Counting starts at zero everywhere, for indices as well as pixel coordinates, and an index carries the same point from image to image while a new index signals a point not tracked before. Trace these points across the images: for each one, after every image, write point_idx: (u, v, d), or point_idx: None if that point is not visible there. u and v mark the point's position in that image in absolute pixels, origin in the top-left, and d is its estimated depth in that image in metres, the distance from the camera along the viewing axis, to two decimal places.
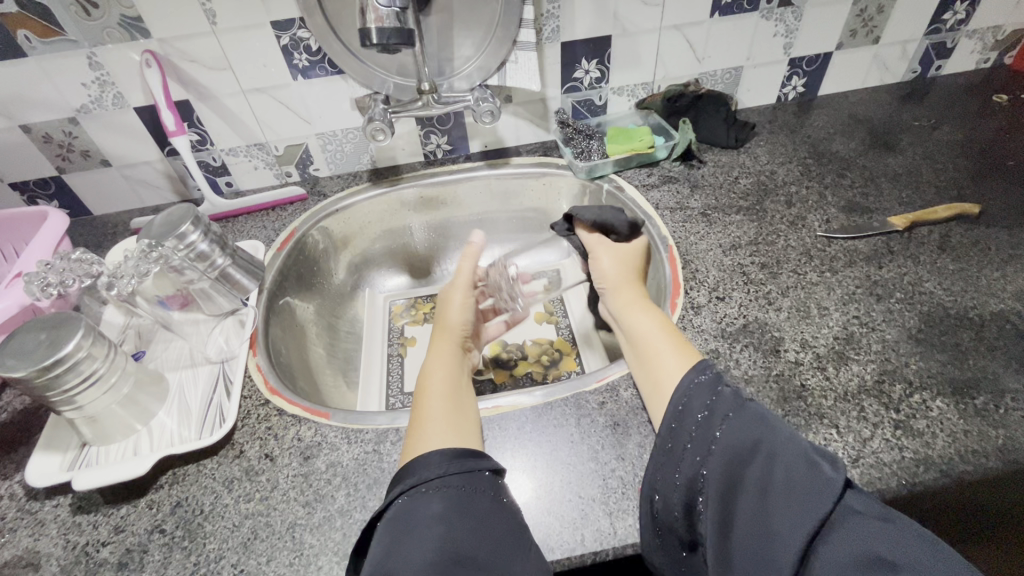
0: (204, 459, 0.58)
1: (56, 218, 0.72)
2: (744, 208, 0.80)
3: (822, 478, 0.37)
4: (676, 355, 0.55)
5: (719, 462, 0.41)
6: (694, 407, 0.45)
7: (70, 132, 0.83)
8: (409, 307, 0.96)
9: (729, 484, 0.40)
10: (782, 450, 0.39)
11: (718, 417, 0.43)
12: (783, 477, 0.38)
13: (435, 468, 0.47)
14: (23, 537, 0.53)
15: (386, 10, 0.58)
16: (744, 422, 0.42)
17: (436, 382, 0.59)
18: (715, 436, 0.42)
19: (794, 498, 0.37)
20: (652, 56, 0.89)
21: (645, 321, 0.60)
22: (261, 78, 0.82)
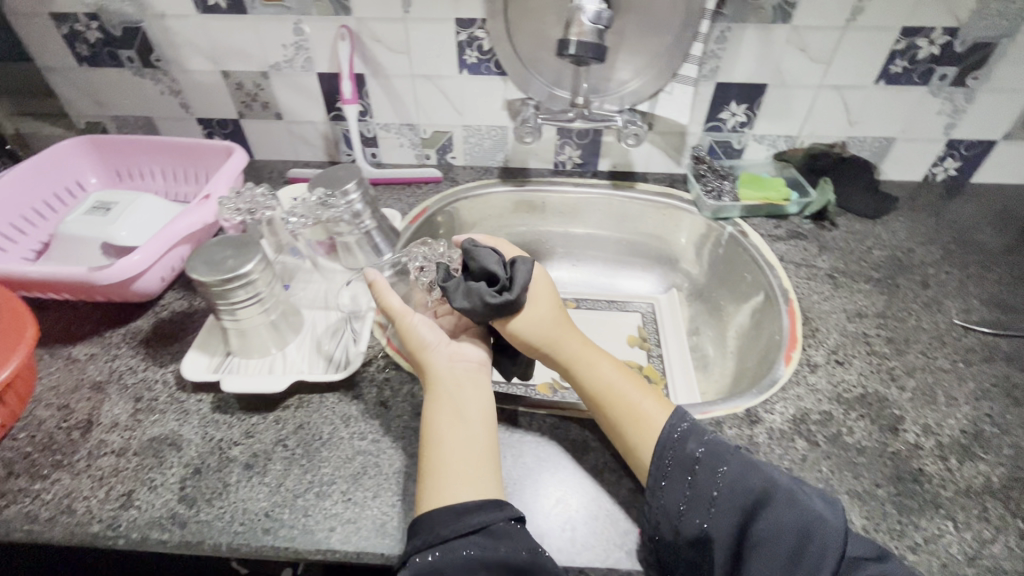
0: (327, 392, 0.63)
1: (240, 156, 0.81)
2: (874, 278, 0.78)
3: (821, 517, 0.46)
4: (651, 398, 0.57)
5: (722, 519, 0.48)
6: (688, 460, 0.51)
7: (259, 84, 0.94)
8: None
9: (738, 534, 0.47)
10: (781, 497, 0.47)
11: (712, 468, 0.50)
12: (787, 522, 0.46)
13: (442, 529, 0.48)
14: (170, 419, 0.61)
15: (590, 26, 0.63)
16: (740, 471, 0.49)
17: (444, 413, 0.56)
18: (714, 494, 0.49)
19: (799, 540, 0.45)
20: (803, 110, 0.89)
21: (602, 364, 0.60)
22: (432, 67, 0.89)
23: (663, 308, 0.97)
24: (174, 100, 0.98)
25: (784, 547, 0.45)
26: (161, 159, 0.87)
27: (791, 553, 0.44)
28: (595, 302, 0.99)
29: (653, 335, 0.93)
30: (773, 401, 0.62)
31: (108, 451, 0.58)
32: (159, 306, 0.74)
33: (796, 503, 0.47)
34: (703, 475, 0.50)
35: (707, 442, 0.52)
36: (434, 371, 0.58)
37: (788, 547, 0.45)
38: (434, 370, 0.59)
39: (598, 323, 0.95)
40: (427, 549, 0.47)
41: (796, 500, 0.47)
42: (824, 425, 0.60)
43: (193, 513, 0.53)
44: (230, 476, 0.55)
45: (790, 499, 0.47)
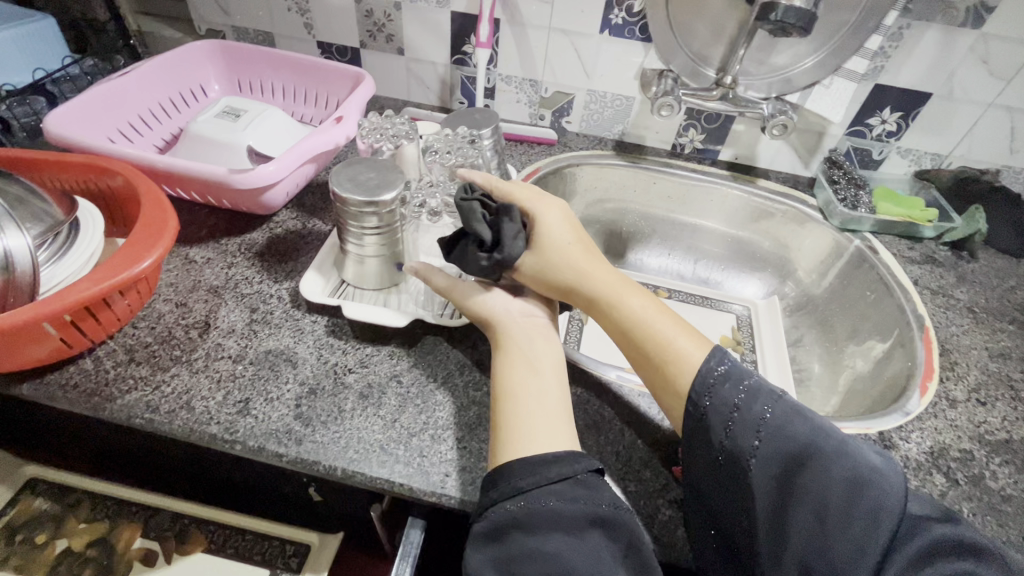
0: (441, 336, 0.61)
1: (369, 84, 0.79)
2: (1019, 320, 0.72)
3: (871, 469, 0.40)
4: (684, 337, 0.51)
5: (764, 470, 0.42)
6: (727, 400, 0.45)
7: (389, 15, 0.91)
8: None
9: (779, 487, 0.41)
10: (829, 447, 0.41)
11: (757, 413, 0.44)
12: (839, 477, 0.40)
13: (519, 481, 0.45)
14: (285, 335, 0.60)
15: None
16: (785, 418, 0.43)
17: (503, 370, 0.53)
18: (756, 443, 0.43)
19: (849, 494, 0.39)
20: (962, 128, 0.83)
21: (630, 295, 0.54)
22: (573, 22, 0.85)
23: (760, 314, 0.92)
24: (299, 20, 0.96)
25: (834, 505, 0.39)
26: (285, 76, 0.86)
27: (842, 509, 0.39)
28: (689, 295, 0.95)
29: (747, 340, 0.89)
30: (909, 430, 0.58)
31: (225, 355, 0.57)
32: (274, 223, 0.73)
33: (847, 456, 0.41)
34: (743, 418, 0.44)
35: (746, 384, 0.46)
36: (501, 325, 0.56)
37: (837, 502, 0.39)
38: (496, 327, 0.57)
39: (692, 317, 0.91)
40: (504, 503, 0.44)
41: (844, 450, 0.41)
42: (965, 464, 0.55)
43: (309, 432, 0.52)
44: (345, 402, 0.54)
45: (837, 448, 0.41)
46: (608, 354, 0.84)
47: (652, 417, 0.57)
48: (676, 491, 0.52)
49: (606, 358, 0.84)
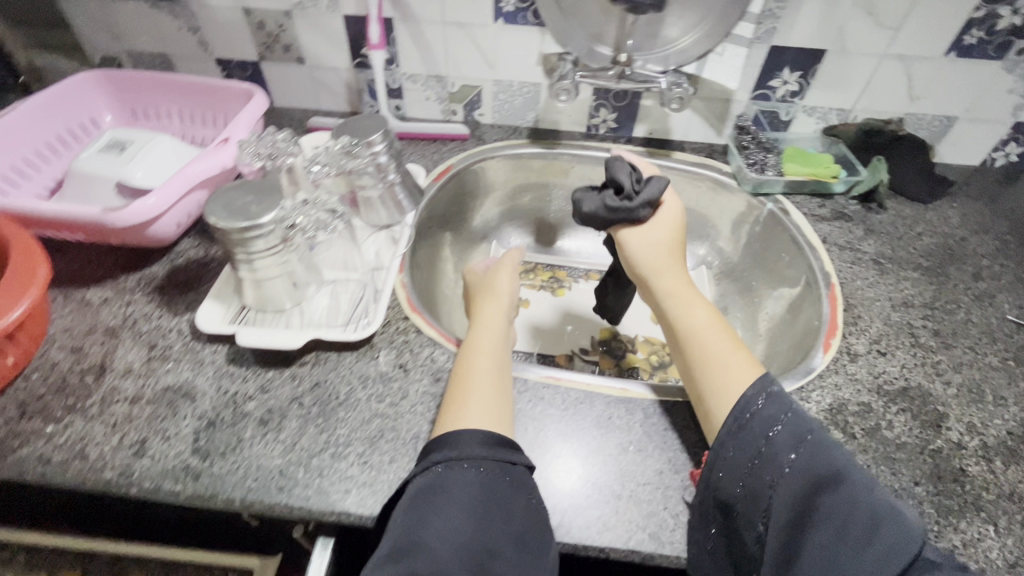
0: (343, 351, 0.61)
1: (259, 100, 0.77)
2: (923, 266, 0.74)
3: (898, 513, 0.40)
4: (741, 359, 0.54)
5: (790, 483, 0.44)
6: (770, 415, 0.48)
7: (281, 24, 0.89)
8: (525, 271, 0.96)
9: (801, 512, 0.43)
10: (857, 482, 0.42)
11: (797, 436, 0.46)
12: (864, 505, 0.41)
13: (472, 448, 0.47)
14: (184, 369, 0.59)
15: None
16: (821, 445, 0.45)
17: (479, 353, 0.57)
18: (789, 459, 0.45)
19: (867, 528, 0.39)
20: (861, 81, 0.83)
21: (698, 309, 0.59)
22: (465, 14, 0.84)
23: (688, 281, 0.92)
24: (192, 38, 0.93)
25: (851, 528, 0.40)
26: (178, 99, 0.83)
27: (858, 538, 0.39)
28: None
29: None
30: (810, 389, 0.59)
31: (121, 398, 0.56)
32: (174, 253, 0.71)
33: (873, 491, 0.41)
34: (780, 435, 0.47)
35: (791, 416, 0.48)
36: (484, 311, 0.62)
37: (856, 526, 0.40)
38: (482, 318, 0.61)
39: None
40: (459, 462, 0.47)
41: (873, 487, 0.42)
42: (862, 417, 0.57)
43: (207, 467, 0.51)
44: (245, 431, 0.54)
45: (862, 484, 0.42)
46: (539, 343, 0.86)
47: (556, 408, 0.57)
48: (577, 480, 0.52)
49: (536, 347, 0.85)
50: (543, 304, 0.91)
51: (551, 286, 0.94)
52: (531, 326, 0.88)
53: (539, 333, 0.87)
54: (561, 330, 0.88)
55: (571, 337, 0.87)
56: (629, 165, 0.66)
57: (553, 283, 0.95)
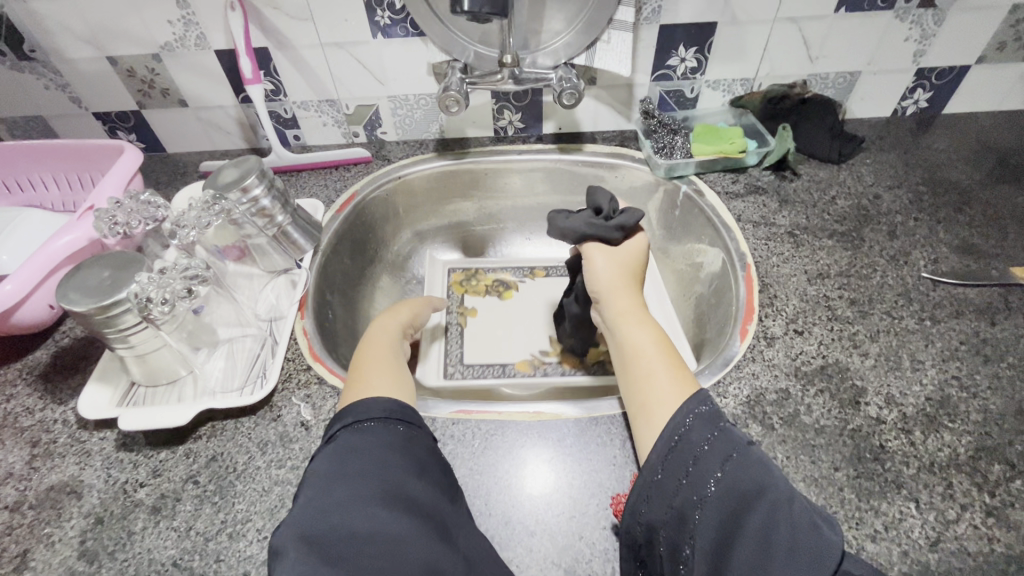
0: (241, 417, 0.58)
1: (130, 155, 0.71)
2: (837, 232, 0.72)
3: (821, 538, 0.36)
4: (676, 382, 0.51)
5: (716, 505, 0.40)
6: (696, 438, 0.44)
7: (152, 68, 0.84)
8: (469, 278, 0.92)
9: (721, 537, 0.39)
10: (783, 499, 0.38)
11: (721, 454, 0.42)
12: (788, 522, 0.37)
13: (376, 410, 0.46)
14: (70, 464, 0.55)
15: None
16: (747, 462, 0.41)
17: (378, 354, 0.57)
18: (715, 476, 0.41)
19: (784, 557, 0.35)
20: (758, 49, 0.81)
21: (640, 330, 0.56)
22: (342, 33, 0.79)
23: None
24: (62, 95, 0.87)
25: (774, 546, 0.36)
26: (49, 165, 0.78)
27: (782, 555, 0.36)
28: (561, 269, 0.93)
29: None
30: (727, 382, 0.57)
31: (1, 507, 0.52)
32: (57, 334, 0.67)
33: (797, 504, 0.38)
34: (708, 455, 0.43)
35: (720, 433, 0.44)
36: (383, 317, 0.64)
37: (779, 543, 0.36)
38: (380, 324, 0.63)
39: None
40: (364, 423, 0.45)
41: (800, 509, 0.38)
42: (780, 405, 0.55)
43: (95, 570, 0.48)
44: (135, 523, 0.51)
45: (788, 505, 0.38)
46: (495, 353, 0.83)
47: (466, 445, 0.54)
48: (489, 523, 0.49)
49: (492, 358, 0.82)
50: (492, 310, 0.88)
51: (496, 291, 0.91)
52: (484, 337, 0.85)
53: (491, 344, 0.84)
54: (517, 335, 0.85)
55: (529, 341, 0.84)
56: (608, 191, 0.64)
57: (499, 287, 0.91)
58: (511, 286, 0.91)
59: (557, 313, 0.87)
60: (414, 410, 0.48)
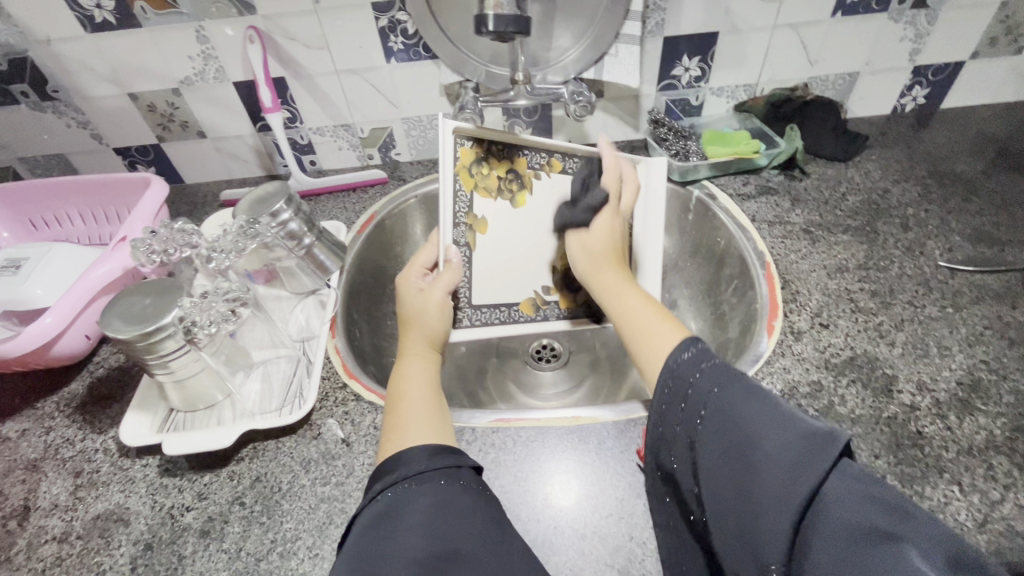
0: (282, 437, 0.58)
1: (157, 184, 0.73)
2: (851, 227, 0.74)
3: (807, 450, 0.33)
4: (668, 324, 0.53)
5: (705, 441, 0.38)
6: (684, 381, 0.42)
7: (172, 103, 0.86)
8: (477, 160, 0.71)
9: (715, 462, 0.37)
10: (765, 424, 0.35)
11: (706, 390, 0.40)
12: (774, 448, 0.34)
13: (416, 465, 0.45)
14: (115, 492, 0.55)
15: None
16: (731, 392, 0.38)
17: (416, 383, 0.57)
18: (701, 414, 0.39)
19: (764, 471, 0.34)
20: (759, 56, 0.83)
21: (631, 295, 0.58)
22: (356, 59, 0.82)
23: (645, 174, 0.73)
24: (83, 133, 0.89)
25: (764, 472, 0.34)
26: (78, 200, 0.79)
27: (771, 475, 0.33)
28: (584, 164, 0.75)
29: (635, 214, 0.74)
30: (759, 378, 0.58)
31: (49, 538, 0.53)
32: (92, 365, 0.67)
33: (781, 425, 0.35)
34: (698, 393, 0.40)
35: (708, 366, 0.42)
36: (416, 322, 0.65)
37: (764, 468, 0.34)
38: (420, 329, 0.65)
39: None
40: (402, 482, 0.44)
41: (788, 424, 0.35)
42: (814, 397, 0.56)
43: None
44: (185, 547, 0.51)
45: (776, 423, 0.35)
46: (503, 293, 0.77)
47: (507, 452, 0.55)
48: (539, 530, 0.50)
49: (498, 300, 0.77)
50: (502, 223, 0.75)
51: (509, 190, 0.74)
52: (489, 267, 0.76)
53: (497, 276, 0.76)
54: (521, 266, 0.77)
55: (531, 275, 0.77)
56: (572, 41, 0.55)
57: (513, 182, 0.74)
58: (527, 185, 0.74)
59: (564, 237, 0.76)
60: (456, 454, 0.47)
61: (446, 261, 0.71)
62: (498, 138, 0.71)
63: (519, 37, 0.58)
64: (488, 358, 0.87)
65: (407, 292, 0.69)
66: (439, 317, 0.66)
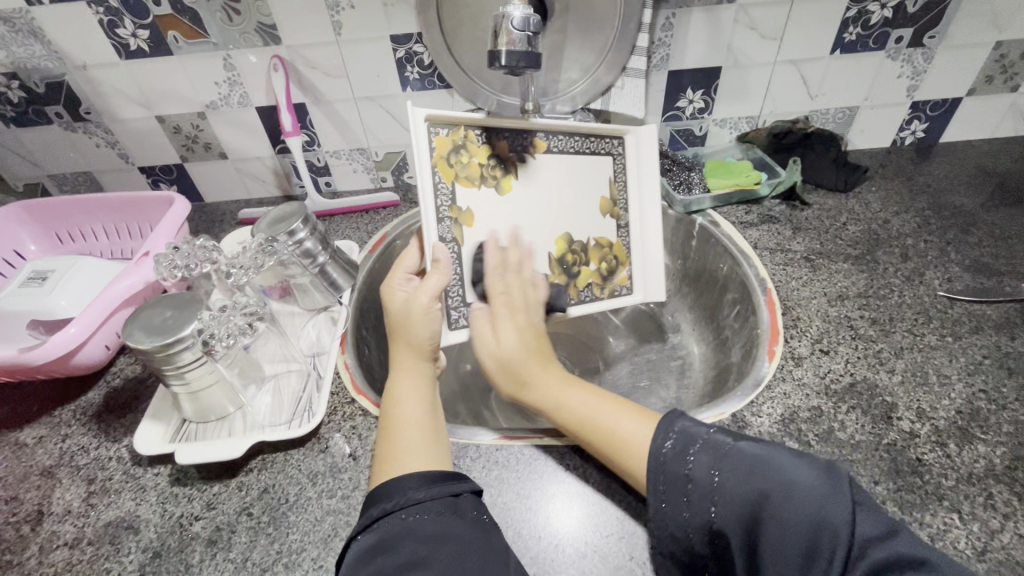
0: (291, 449, 0.60)
1: (179, 201, 0.76)
2: (852, 256, 0.75)
3: (824, 516, 0.37)
4: (631, 417, 0.52)
5: (729, 522, 0.41)
6: (679, 474, 0.44)
7: (198, 126, 0.90)
8: (455, 148, 0.63)
9: (748, 543, 0.40)
10: (777, 500, 0.39)
11: (705, 474, 0.43)
12: (798, 523, 0.37)
13: (411, 493, 0.46)
14: (126, 500, 0.57)
15: (520, 34, 0.59)
16: (733, 477, 0.42)
17: (408, 405, 0.55)
18: (713, 484, 0.42)
19: (797, 556, 0.37)
20: (761, 89, 0.86)
21: (575, 396, 0.56)
22: (374, 87, 0.86)
23: (634, 144, 0.72)
24: (111, 152, 0.94)
25: (798, 550, 0.37)
26: (103, 217, 0.83)
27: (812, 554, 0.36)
28: (570, 139, 0.69)
29: (625, 194, 0.73)
30: (760, 403, 0.59)
31: (60, 544, 0.54)
32: (109, 375, 0.70)
33: (791, 490, 0.39)
34: (698, 475, 0.43)
35: (695, 451, 0.45)
36: (399, 329, 0.59)
37: (801, 547, 0.37)
38: (408, 340, 0.59)
39: (576, 175, 0.70)
40: (399, 511, 0.44)
41: (795, 487, 0.39)
42: (815, 422, 0.57)
43: None
44: (193, 555, 0.52)
45: (791, 490, 0.39)
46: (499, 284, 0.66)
47: (512, 470, 0.56)
48: (540, 546, 0.50)
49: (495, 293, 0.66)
50: (489, 212, 0.66)
51: (494, 176, 0.66)
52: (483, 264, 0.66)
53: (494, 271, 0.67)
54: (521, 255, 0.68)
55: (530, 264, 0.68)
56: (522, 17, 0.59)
57: (496, 168, 0.66)
58: (513, 168, 0.67)
59: (556, 216, 0.70)
60: (455, 480, 0.48)
61: (433, 260, 0.60)
62: (473, 124, 0.64)
63: (531, 70, 0.62)
64: None
65: (391, 302, 0.61)
66: (434, 328, 0.60)
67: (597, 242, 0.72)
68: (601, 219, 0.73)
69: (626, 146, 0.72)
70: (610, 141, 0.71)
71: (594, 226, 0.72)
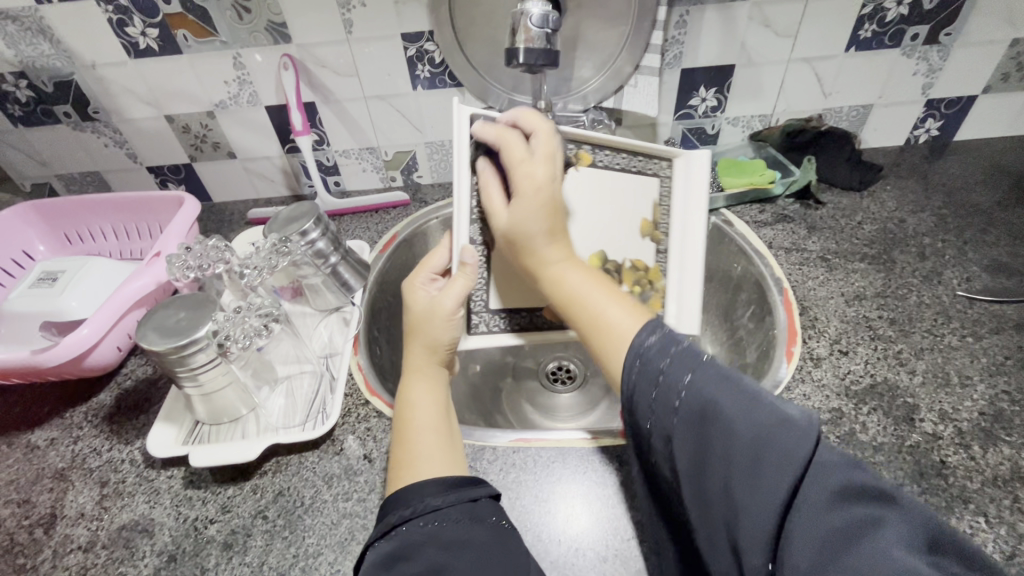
0: (305, 451, 0.59)
1: (189, 201, 0.76)
2: (868, 256, 0.75)
3: (783, 445, 0.32)
4: (620, 307, 0.50)
5: (682, 429, 0.37)
6: (652, 365, 0.41)
7: (206, 125, 0.90)
8: None
9: (696, 456, 0.36)
10: (732, 414, 0.35)
11: (677, 376, 0.39)
12: (745, 439, 0.34)
13: (429, 498, 0.45)
14: (140, 502, 0.56)
15: (538, 30, 0.59)
16: (701, 384, 0.37)
17: (423, 409, 0.54)
18: (679, 389, 0.38)
19: (738, 476, 0.33)
20: (775, 87, 0.86)
21: (574, 277, 0.55)
22: (384, 86, 0.85)
23: (685, 168, 0.66)
24: (119, 152, 0.93)
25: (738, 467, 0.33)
26: (112, 217, 0.82)
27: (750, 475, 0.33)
28: (615, 156, 0.68)
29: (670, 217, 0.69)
30: None
31: (74, 547, 0.53)
32: (120, 376, 0.69)
33: (754, 410, 0.34)
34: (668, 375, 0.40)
35: (675, 351, 0.41)
36: (418, 331, 0.59)
37: (743, 465, 0.33)
38: (425, 343, 0.58)
39: (620, 194, 0.69)
40: (416, 518, 0.44)
41: (758, 407, 0.35)
42: (836, 423, 0.56)
43: None
44: (208, 559, 0.51)
45: (751, 409, 0.35)
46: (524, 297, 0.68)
47: (529, 473, 0.56)
48: (560, 550, 0.50)
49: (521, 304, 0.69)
50: None
51: None
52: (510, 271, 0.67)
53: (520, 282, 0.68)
54: None
55: None
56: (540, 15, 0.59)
57: None
58: None
59: (592, 235, 0.69)
60: (472, 485, 0.47)
61: (461, 263, 0.61)
62: None
63: (548, 69, 0.61)
64: (503, 378, 0.89)
65: (412, 302, 0.61)
66: (454, 332, 0.59)
67: (631, 263, 0.70)
68: (640, 239, 0.70)
69: (674, 170, 0.67)
70: (658, 162, 0.68)
71: (632, 246, 0.70)
